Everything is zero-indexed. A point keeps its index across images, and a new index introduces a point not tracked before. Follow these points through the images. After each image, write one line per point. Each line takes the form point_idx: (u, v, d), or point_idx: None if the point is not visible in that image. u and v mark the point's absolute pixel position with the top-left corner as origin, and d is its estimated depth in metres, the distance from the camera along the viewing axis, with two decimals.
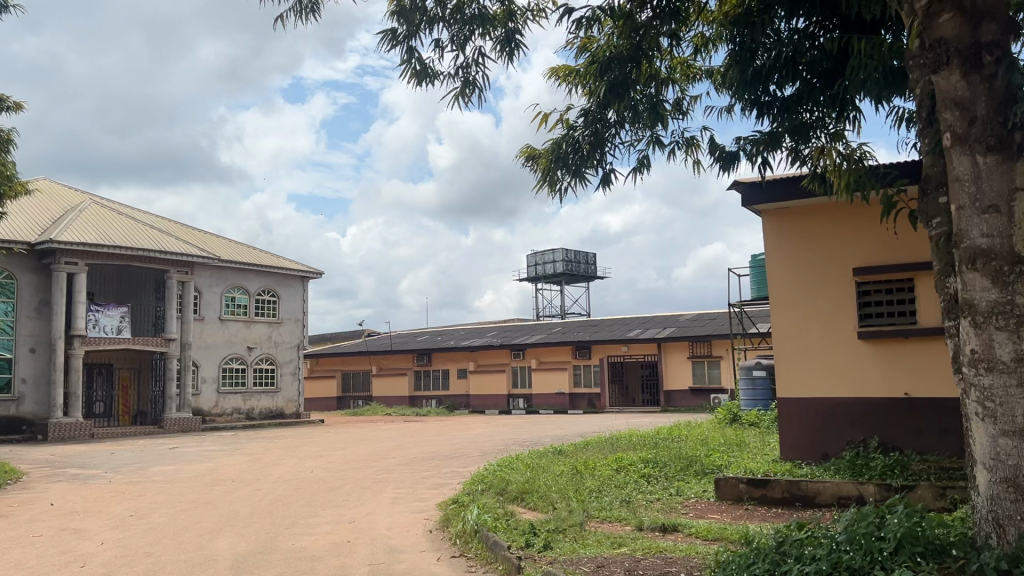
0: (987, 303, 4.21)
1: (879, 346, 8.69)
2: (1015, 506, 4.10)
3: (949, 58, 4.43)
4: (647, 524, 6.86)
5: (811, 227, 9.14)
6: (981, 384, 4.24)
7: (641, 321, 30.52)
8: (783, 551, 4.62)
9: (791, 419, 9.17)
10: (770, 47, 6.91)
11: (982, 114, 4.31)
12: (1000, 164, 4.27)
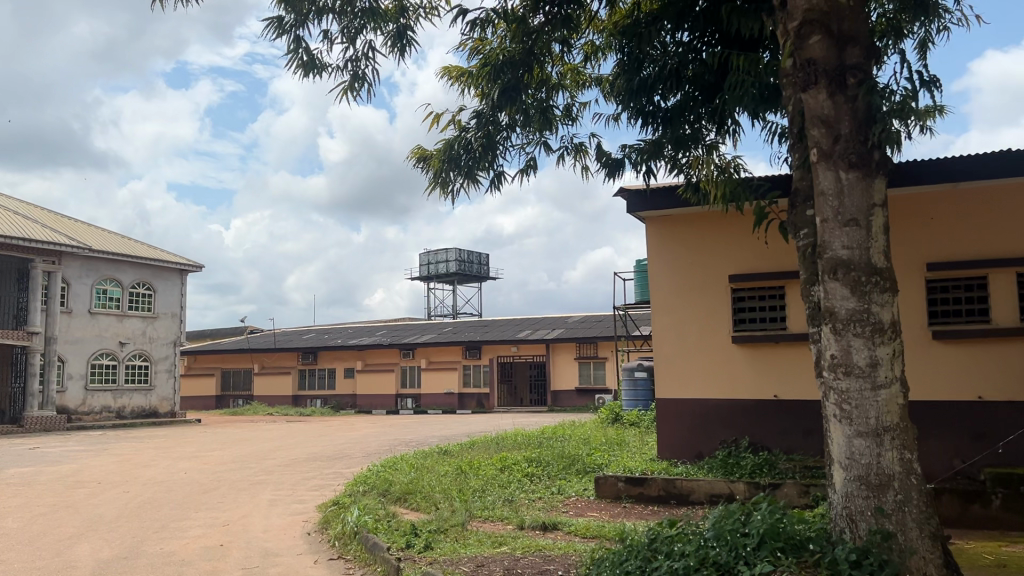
0: (845, 310, 4.47)
1: (751, 351, 9.07)
2: (866, 502, 4.37)
3: (817, 78, 4.67)
4: (528, 523, 6.94)
5: (691, 235, 9.46)
6: (839, 388, 4.50)
7: (530, 321, 30.87)
8: (654, 548, 4.77)
9: (669, 419, 9.47)
10: (657, 58, 7.11)
11: (845, 132, 4.58)
12: (860, 180, 4.55)
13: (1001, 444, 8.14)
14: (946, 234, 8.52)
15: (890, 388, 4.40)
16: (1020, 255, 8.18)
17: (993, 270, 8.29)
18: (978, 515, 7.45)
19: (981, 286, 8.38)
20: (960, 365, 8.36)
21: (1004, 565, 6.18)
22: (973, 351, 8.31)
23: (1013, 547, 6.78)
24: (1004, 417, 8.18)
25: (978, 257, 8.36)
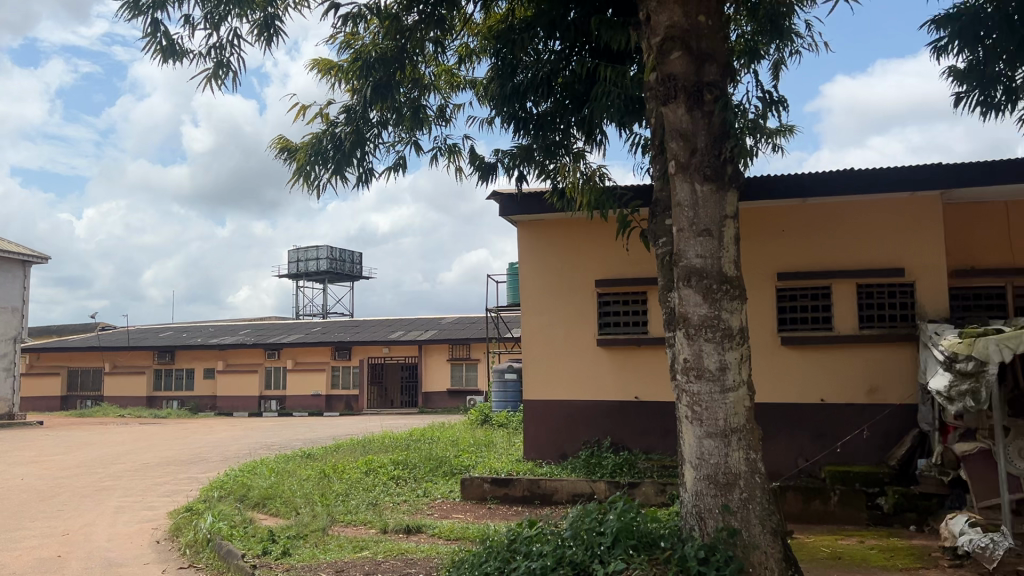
0: (698, 316, 4.68)
1: (615, 353, 9.32)
2: (714, 500, 4.59)
3: (676, 92, 4.86)
4: (391, 526, 6.86)
5: (560, 240, 9.64)
6: (691, 390, 4.71)
7: (402, 322, 30.61)
8: (513, 548, 4.83)
9: (536, 420, 9.60)
10: (530, 65, 7.18)
11: (701, 146, 4.78)
12: (713, 193, 4.77)
13: (840, 443, 8.74)
14: (795, 245, 9.04)
15: (737, 390, 4.64)
16: (860, 268, 8.80)
17: (836, 281, 8.88)
18: (817, 510, 7.96)
19: (825, 296, 8.96)
20: (805, 369, 8.90)
21: (839, 557, 6.62)
22: (817, 356, 8.87)
23: (848, 540, 7.29)
24: (843, 418, 8.77)
25: (823, 268, 8.93)
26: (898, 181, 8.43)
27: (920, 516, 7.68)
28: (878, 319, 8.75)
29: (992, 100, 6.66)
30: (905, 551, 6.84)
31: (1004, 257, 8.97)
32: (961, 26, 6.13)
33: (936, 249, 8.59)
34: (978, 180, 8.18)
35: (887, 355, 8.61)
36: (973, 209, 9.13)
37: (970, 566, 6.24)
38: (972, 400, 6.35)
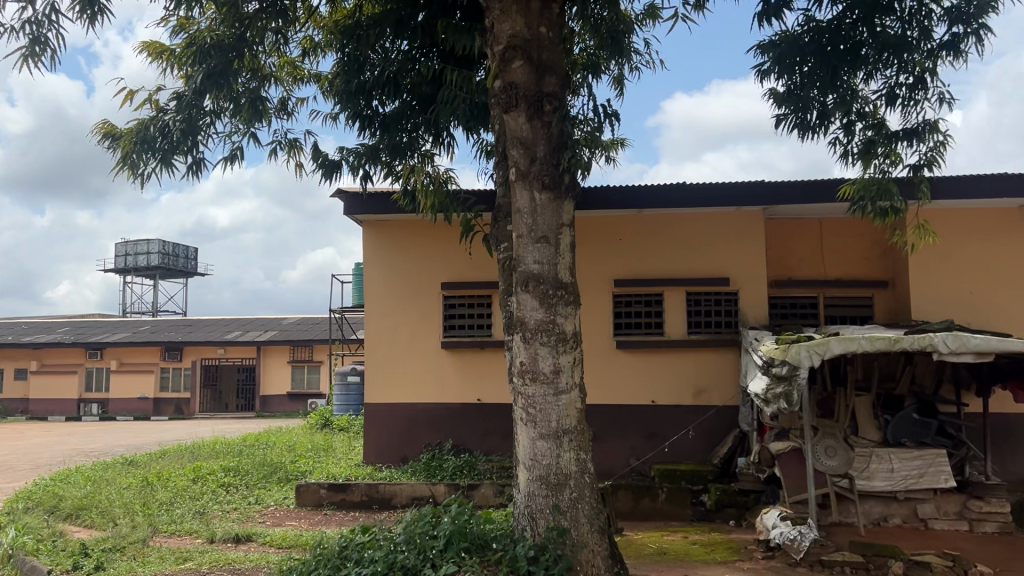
0: (534, 321, 4.78)
1: (458, 356, 9.36)
2: (545, 500, 4.71)
3: (517, 101, 4.95)
4: (219, 535, 6.56)
5: (406, 242, 9.56)
6: (526, 393, 4.80)
7: (240, 322, 29.42)
8: (344, 555, 4.77)
9: (376, 423, 9.47)
10: (377, 63, 7.08)
11: (540, 155, 4.90)
12: (551, 201, 4.90)
13: (668, 443, 9.18)
14: (632, 254, 9.41)
15: (570, 393, 4.79)
16: (691, 277, 9.29)
17: (668, 289, 9.32)
18: (646, 507, 8.39)
19: (659, 302, 9.38)
20: (638, 372, 9.28)
21: (665, 553, 6.97)
22: (650, 360, 9.27)
23: (673, 535, 7.69)
24: (672, 419, 9.20)
25: (658, 276, 9.36)
26: (727, 196, 8.94)
27: (739, 511, 8.18)
28: (705, 324, 9.27)
29: (806, 124, 6.80)
30: (724, 545, 7.28)
31: (816, 270, 9.75)
32: (781, 53, 6.46)
33: (758, 261, 9.22)
34: (796, 198, 8.83)
35: (713, 360, 9.16)
36: (791, 225, 9.86)
37: (780, 557, 6.73)
38: (785, 403, 6.87)
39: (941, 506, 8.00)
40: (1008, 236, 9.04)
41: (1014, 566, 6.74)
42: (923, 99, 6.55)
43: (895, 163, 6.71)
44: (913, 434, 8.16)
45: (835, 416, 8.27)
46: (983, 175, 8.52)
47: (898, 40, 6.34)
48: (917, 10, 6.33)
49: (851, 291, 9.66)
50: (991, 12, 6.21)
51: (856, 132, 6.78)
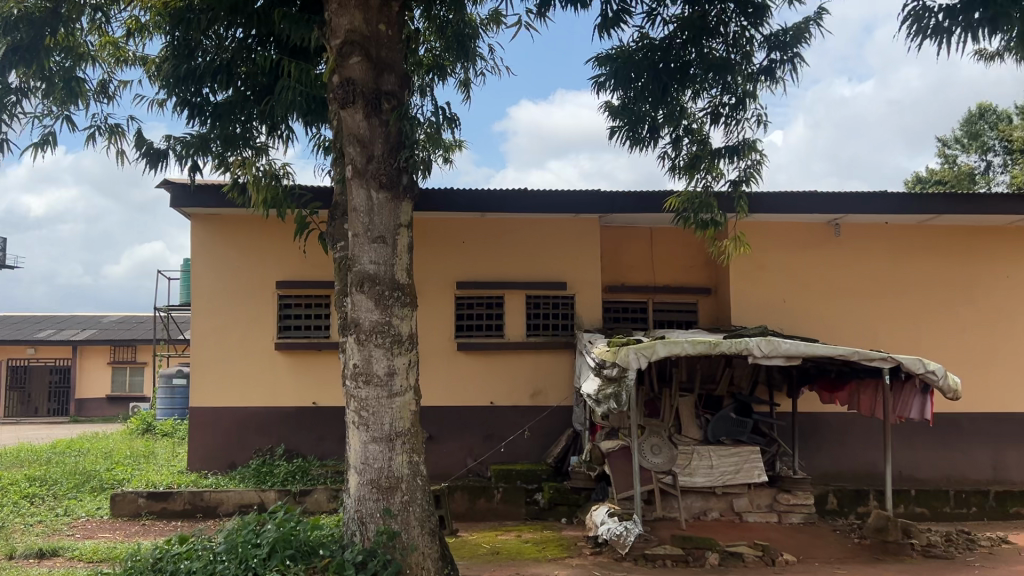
0: (369, 322, 4.72)
1: (293, 358, 9.09)
2: (376, 504, 4.68)
3: (355, 98, 4.89)
4: (19, 551, 6.01)
5: (238, 238, 9.17)
6: (359, 396, 4.74)
7: (54, 320, 27.23)
8: (159, 569, 4.56)
9: (202, 428, 8.99)
10: (210, 49, 6.80)
11: (378, 154, 4.88)
12: (388, 201, 4.88)
13: (504, 443, 9.30)
14: (473, 256, 9.47)
15: (404, 395, 4.78)
16: (530, 280, 9.48)
17: (509, 291, 9.46)
18: (481, 508, 8.53)
19: (499, 305, 9.50)
20: (477, 374, 9.35)
21: (497, 552, 7.06)
22: (489, 362, 9.37)
23: (506, 535, 7.82)
24: (509, 419, 9.33)
25: (498, 278, 9.47)
26: (565, 203, 9.18)
27: (570, 508, 8.52)
28: (544, 327, 9.52)
29: (637, 137, 7.14)
30: (554, 542, 7.47)
31: (648, 276, 10.22)
32: (616, 67, 6.80)
33: (594, 267, 9.56)
34: (630, 208, 9.20)
35: (549, 362, 9.39)
36: (625, 232, 10.27)
37: (607, 552, 6.97)
38: (615, 403, 7.13)
39: (754, 500, 8.58)
40: (816, 249, 9.83)
41: (814, 553, 7.33)
42: (743, 119, 7.00)
43: (716, 177, 7.14)
44: (731, 432, 8.72)
45: (661, 415, 8.72)
46: (795, 193, 9.20)
47: (721, 61, 6.73)
48: (740, 36, 6.75)
49: (679, 297, 10.19)
50: (804, 43, 6.72)
51: (683, 147, 7.15)
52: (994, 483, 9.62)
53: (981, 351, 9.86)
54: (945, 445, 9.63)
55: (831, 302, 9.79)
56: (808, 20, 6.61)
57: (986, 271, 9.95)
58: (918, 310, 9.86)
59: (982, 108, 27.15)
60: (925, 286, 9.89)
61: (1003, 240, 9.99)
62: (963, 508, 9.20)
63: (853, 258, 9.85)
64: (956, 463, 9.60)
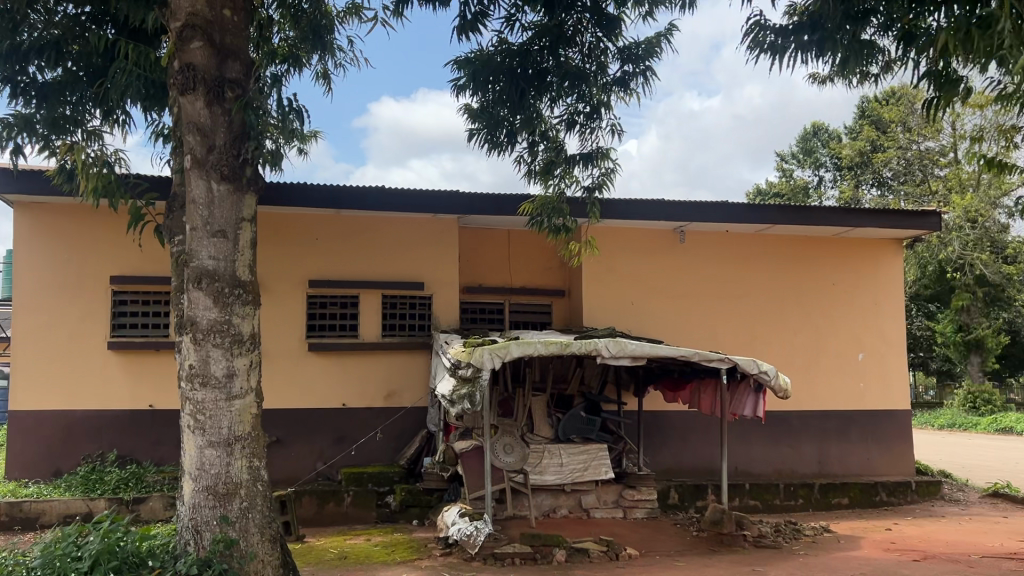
0: (207, 321, 4.74)
1: (127, 358, 8.55)
2: (212, 511, 4.66)
3: (196, 84, 4.91)
4: None
5: (68, 229, 8.55)
6: (195, 398, 4.71)
7: None
8: None
9: (23, 433, 8.32)
10: (38, 25, 6.31)
11: (220, 144, 4.92)
12: (230, 194, 4.93)
13: (355, 446, 9.13)
14: (327, 254, 9.24)
15: (244, 398, 4.80)
16: (385, 279, 9.36)
17: (364, 291, 9.29)
18: (330, 512, 8.44)
19: (354, 304, 9.31)
20: (329, 375, 9.13)
21: (344, 557, 6.92)
22: (341, 363, 9.17)
23: (355, 539, 7.71)
24: (360, 421, 9.17)
25: (352, 277, 9.29)
26: (423, 203, 9.12)
27: (422, 510, 8.52)
28: (399, 327, 9.41)
29: (495, 141, 7.23)
30: (404, 545, 7.40)
31: (504, 278, 10.33)
32: (474, 71, 6.74)
33: (451, 267, 9.56)
34: (487, 209, 9.26)
35: (402, 363, 9.31)
36: (482, 234, 10.32)
37: (457, 553, 6.97)
38: (469, 404, 7.12)
39: (601, 496, 8.84)
40: (663, 255, 10.24)
41: (656, 547, 7.62)
42: (597, 127, 7.21)
43: (570, 184, 7.32)
44: (581, 430, 8.93)
45: (514, 415, 8.81)
46: (645, 200, 9.55)
47: (577, 69, 6.91)
48: (595, 46, 6.93)
49: (533, 298, 10.34)
50: (655, 58, 6.99)
51: (539, 152, 7.26)
52: (819, 475, 10.34)
53: (809, 352, 10.58)
54: (776, 441, 10.27)
55: (677, 305, 10.23)
56: (659, 36, 6.89)
57: (815, 278, 10.69)
58: (755, 314, 10.47)
59: (816, 125, 29.26)
60: (761, 291, 10.52)
61: (830, 250, 10.76)
62: (791, 499, 9.84)
63: (696, 264, 10.33)
64: (786, 458, 10.25)
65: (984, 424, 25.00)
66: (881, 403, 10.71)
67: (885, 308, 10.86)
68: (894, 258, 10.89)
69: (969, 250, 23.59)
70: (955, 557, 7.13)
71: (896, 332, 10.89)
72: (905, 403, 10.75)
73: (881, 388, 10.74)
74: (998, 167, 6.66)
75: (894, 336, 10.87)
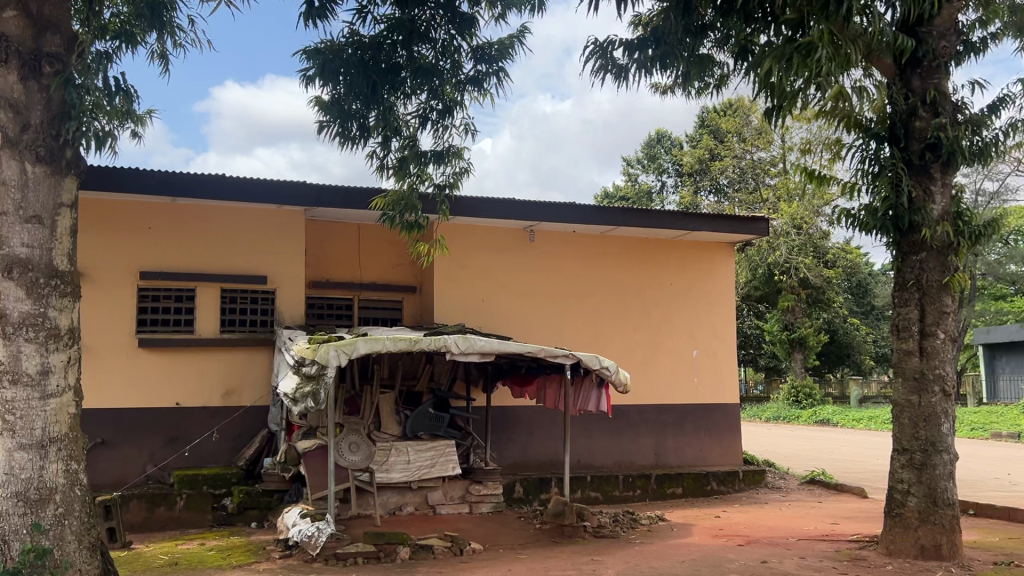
0: (18, 314, 4.56)
1: None
2: (22, 518, 4.46)
3: (10, 57, 4.76)
4: None
5: None
6: (3, 397, 4.50)
7: None
8: None
9: None
10: None
11: (35, 121, 4.76)
12: (47, 176, 4.78)
13: (189, 447, 8.70)
14: (162, 245, 8.76)
15: (59, 397, 4.68)
16: (226, 272, 8.99)
17: (202, 285, 8.87)
18: (161, 517, 8.02)
19: (190, 298, 8.87)
20: (161, 372, 8.66)
21: (176, 563, 6.59)
22: (175, 360, 8.72)
23: (188, 544, 7.37)
24: (195, 420, 8.75)
25: (190, 269, 8.85)
26: (268, 193, 8.82)
27: (261, 511, 8.27)
28: (240, 322, 9.06)
29: (348, 135, 6.98)
30: (241, 548, 7.13)
31: (352, 273, 10.14)
32: (323, 61, 6.53)
33: (297, 261, 9.30)
34: (335, 202, 9.09)
35: (243, 359, 8.98)
36: (330, 227, 10.09)
37: (297, 554, 6.79)
38: (313, 402, 6.93)
39: (447, 492, 8.88)
40: (513, 252, 10.39)
41: (500, 540, 7.73)
42: (450, 125, 7.21)
43: (424, 181, 7.26)
44: (428, 427, 8.92)
45: (360, 412, 8.66)
46: (495, 199, 9.66)
47: (430, 66, 6.86)
48: (448, 44, 6.92)
49: (382, 294, 10.24)
50: (509, 59, 7.08)
51: (392, 148, 7.12)
52: (656, 466, 10.84)
53: (649, 349, 11.06)
54: (617, 434, 10.66)
55: (525, 302, 10.42)
56: (512, 37, 6.97)
57: (656, 280, 11.19)
58: (599, 312, 10.83)
59: (659, 132, 30.63)
60: (605, 290, 10.89)
61: (669, 251, 11.29)
62: (630, 490, 10.26)
63: (544, 262, 10.57)
64: (626, 450, 10.67)
65: (805, 416, 27.06)
66: (713, 396, 11.34)
67: (718, 307, 11.52)
68: (727, 259, 11.57)
69: (794, 255, 25.44)
70: (774, 541, 7.67)
71: (728, 329, 11.57)
72: (734, 396, 11.44)
73: (713, 382, 11.38)
74: (817, 178, 7.21)
75: (725, 334, 11.55)
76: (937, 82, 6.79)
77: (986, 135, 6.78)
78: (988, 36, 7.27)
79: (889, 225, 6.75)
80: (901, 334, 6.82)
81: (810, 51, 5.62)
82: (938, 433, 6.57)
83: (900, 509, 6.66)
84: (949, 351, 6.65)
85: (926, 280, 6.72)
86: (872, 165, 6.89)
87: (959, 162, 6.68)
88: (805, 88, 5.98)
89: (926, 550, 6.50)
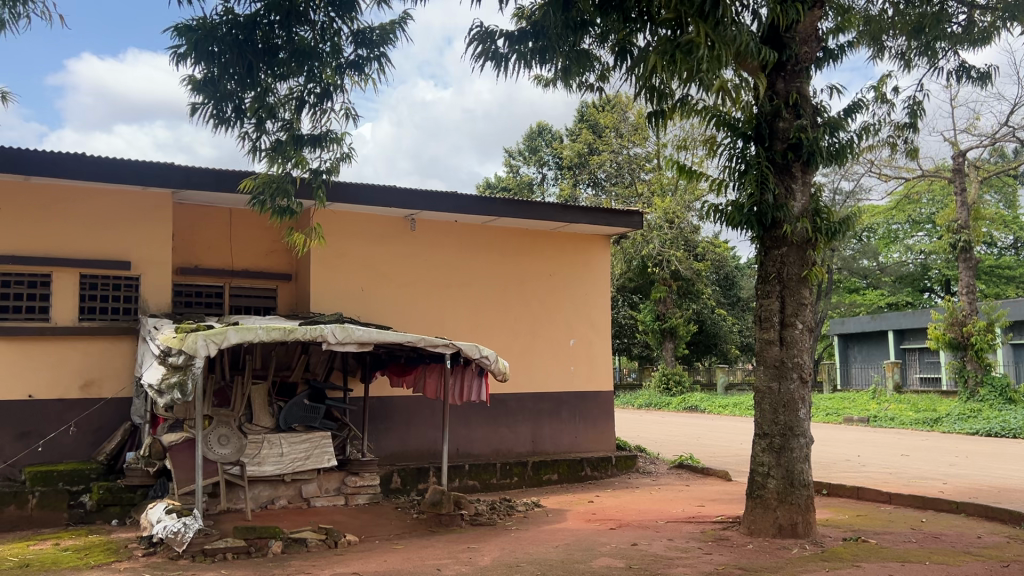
0: None
1: None
2: None
3: None
4: None
5: None
6: None
7: None
8: None
9: None
10: None
11: None
12: None
13: (43, 441, 8.17)
14: (12, 225, 8.15)
15: None
16: (85, 257, 8.46)
17: (58, 270, 8.33)
18: (10, 516, 7.51)
19: (44, 284, 8.30)
20: (11, 364, 8.07)
21: (27, 565, 6.20)
22: (28, 349, 8.15)
23: (40, 545, 6.94)
24: (49, 413, 8.22)
25: (44, 252, 8.28)
26: (134, 174, 8.36)
27: (123, 508, 7.87)
28: (100, 310, 8.56)
29: (222, 116, 6.66)
30: (100, 547, 6.75)
31: (223, 260, 9.75)
32: (196, 39, 6.16)
33: (164, 246, 8.87)
34: (205, 185, 8.72)
35: (103, 349, 8.48)
36: (200, 212, 9.65)
37: (161, 552, 6.49)
38: (180, 393, 6.60)
39: (322, 484, 8.72)
40: (392, 242, 10.27)
41: (376, 532, 7.66)
42: (328, 109, 7.03)
43: (299, 165, 7.07)
44: (303, 419, 8.70)
45: (231, 404, 8.36)
46: (375, 185, 9.51)
47: (309, 49, 6.65)
48: (328, 26, 6.75)
49: (255, 282, 9.93)
50: (391, 45, 6.95)
51: (267, 131, 6.91)
52: (533, 454, 11.00)
53: (527, 338, 11.20)
54: (495, 423, 10.74)
55: (404, 291, 10.32)
56: (393, 23, 6.87)
57: (533, 270, 11.32)
58: (478, 301, 10.87)
59: (541, 125, 31.05)
60: (485, 280, 10.95)
61: (548, 243, 11.46)
62: (506, 478, 10.37)
63: (425, 252, 10.50)
64: (503, 438, 10.77)
65: (675, 403, 28.19)
66: (588, 385, 11.62)
67: (594, 298, 11.78)
68: (603, 252, 11.86)
69: (666, 248, 26.15)
70: (644, 524, 7.96)
71: (603, 320, 11.87)
72: (608, 384, 11.76)
73: (589, 370, 11.65)
74: (688, 174, 7.46)
75: (601, 324, 11.84)
76: (799, 86, 7.18)
77: (842, 137, 7.19)
78: (844, 44, 7.72)
79: (753, 221, 7.07)
80: (764, 324, 7.19)
81: (690, 49, 5.85)
82: (796, 418, 6.97)
83: (761, 491, 7.02)
84: (806, 341, 7.07)
85: (786, 273, 7.11)
86: (739, 163, 7.20)
87: (818, 163, 7.09)
88: (685, 82, 6.22)
89: (783, 529, 6.89)
